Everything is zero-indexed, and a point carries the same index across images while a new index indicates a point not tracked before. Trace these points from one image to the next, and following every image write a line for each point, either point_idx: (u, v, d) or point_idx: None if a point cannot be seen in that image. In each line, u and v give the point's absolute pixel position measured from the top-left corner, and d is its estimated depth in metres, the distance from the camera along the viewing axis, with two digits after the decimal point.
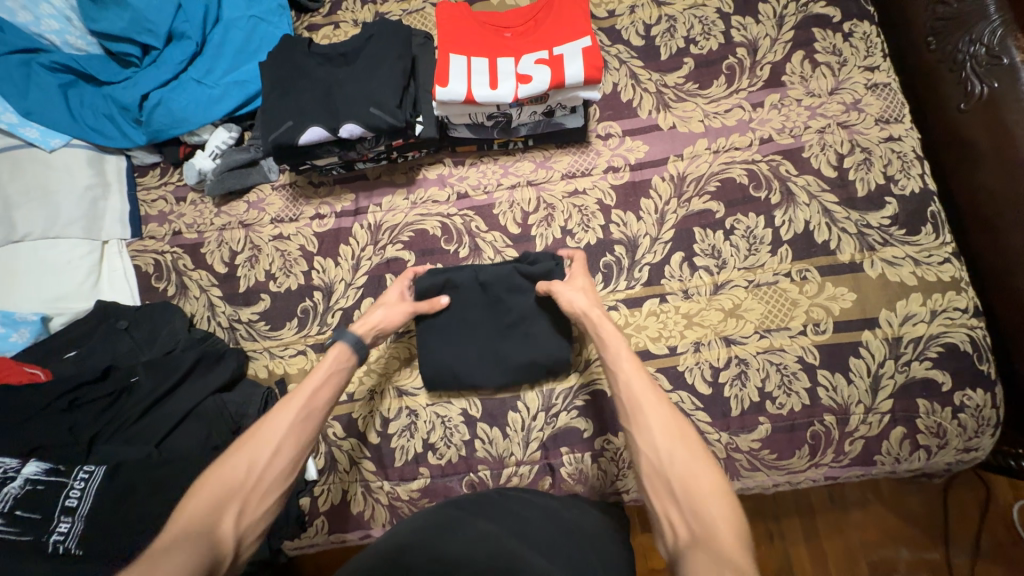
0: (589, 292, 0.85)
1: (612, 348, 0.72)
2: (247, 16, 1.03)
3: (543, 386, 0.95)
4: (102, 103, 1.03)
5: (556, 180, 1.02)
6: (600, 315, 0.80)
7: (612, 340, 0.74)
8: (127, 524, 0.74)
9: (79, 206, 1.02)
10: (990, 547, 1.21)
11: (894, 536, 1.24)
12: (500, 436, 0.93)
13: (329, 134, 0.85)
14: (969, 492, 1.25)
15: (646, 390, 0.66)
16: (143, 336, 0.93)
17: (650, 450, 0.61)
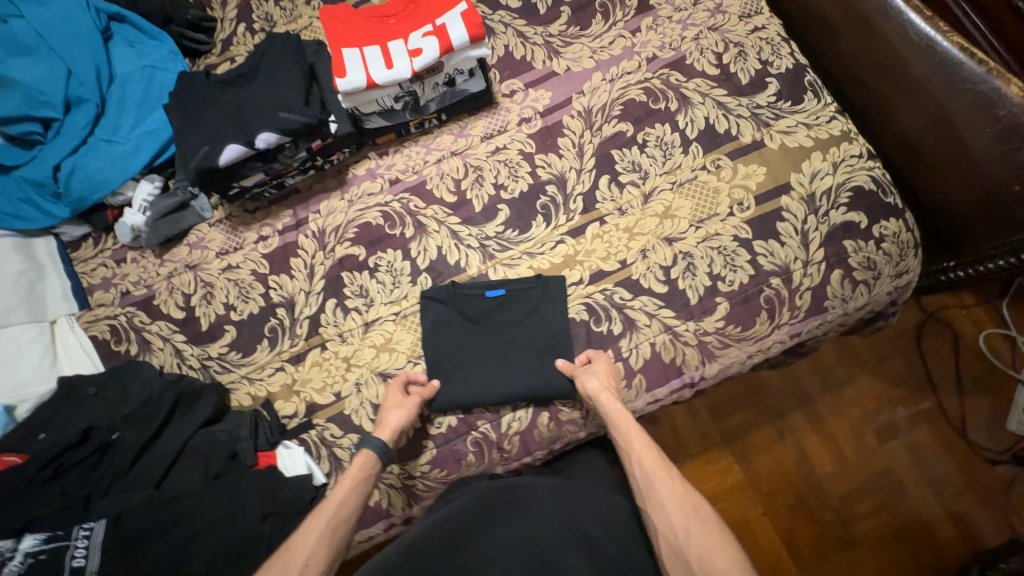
0: (606, 377, 0.90)
1: (619, 420, 0.85)
2: (140, 67, 1.05)
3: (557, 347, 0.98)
4: (16, 187, 1.03)
5: (477, 144, 1.08)
6: (611, 397, 0.87)
7: (624, 418, 0.86)
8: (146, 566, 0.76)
9: (17, 293, 1.01)
10: (970, 382, 1.32)
11: (887, 399, 1.33)
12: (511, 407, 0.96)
13: (247, 148, 0.87)
14: (938, 339, 1.35)
15: (666, 485, 0.77)
16: (115, 395, 0.92)
17: (668, 529, 0.73)
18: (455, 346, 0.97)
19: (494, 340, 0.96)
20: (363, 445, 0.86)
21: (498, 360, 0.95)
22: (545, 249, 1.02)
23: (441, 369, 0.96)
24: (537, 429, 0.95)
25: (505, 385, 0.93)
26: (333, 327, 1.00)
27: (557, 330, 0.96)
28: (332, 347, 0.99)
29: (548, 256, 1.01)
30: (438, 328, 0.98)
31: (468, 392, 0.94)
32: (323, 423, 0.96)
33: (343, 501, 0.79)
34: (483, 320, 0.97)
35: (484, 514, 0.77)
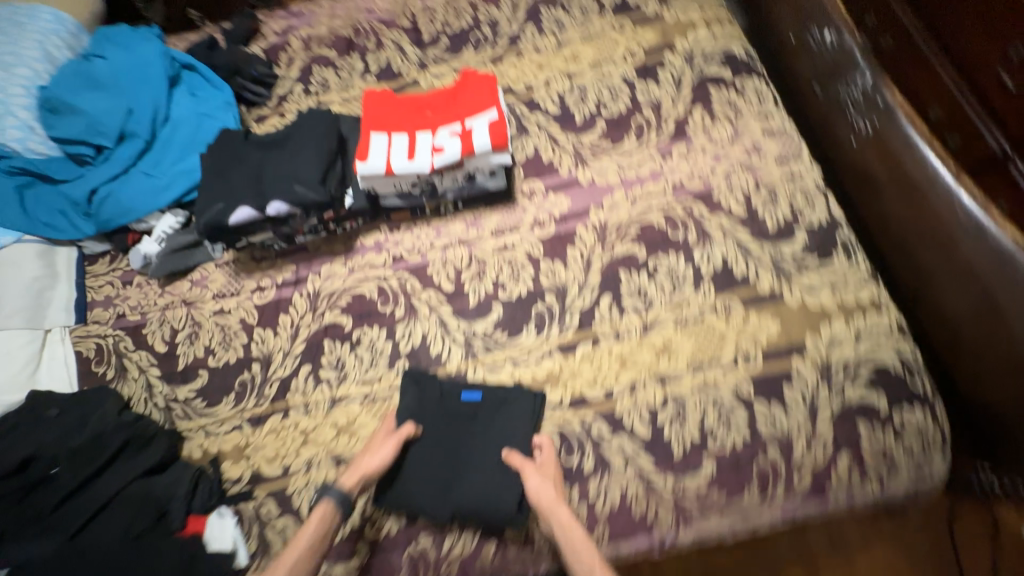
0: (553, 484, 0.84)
1: (568, 529, 0.78)
2: (194, 113, 1.13)
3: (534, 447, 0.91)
4: (56, 200, 1.10)
5: (486, 237, 1.07)
6: (557, 503, 0.81)
7: (568, 524, 0.78)
8: None
9: (24, 298, 1.05)
10: None
11: None
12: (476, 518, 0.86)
13: (258, 213, 0.91)
14: None
15: None
16: (71, 423, 0.90)
17: None
18: (422, 470, 0.89)
19: (450, 444, 0.90)
20: (323, 495, 0.83)
21: (455, 465, 0.89)
22: (531, 359, 0.97)
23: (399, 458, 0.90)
24: (480, 560, 0.86)
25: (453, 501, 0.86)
26: (300, 395, 0.97)
27: (507, 439, 0.89)
28: (294, 416, 0.96)
29: (532, 368, 0.96)
30: (416, 413, 0.92)
31: (415, 501, 0.87)
32: (262, 497, 0.91)
33: (296, 559, 0.77)
34: (440, 427, 0.91)
35: None
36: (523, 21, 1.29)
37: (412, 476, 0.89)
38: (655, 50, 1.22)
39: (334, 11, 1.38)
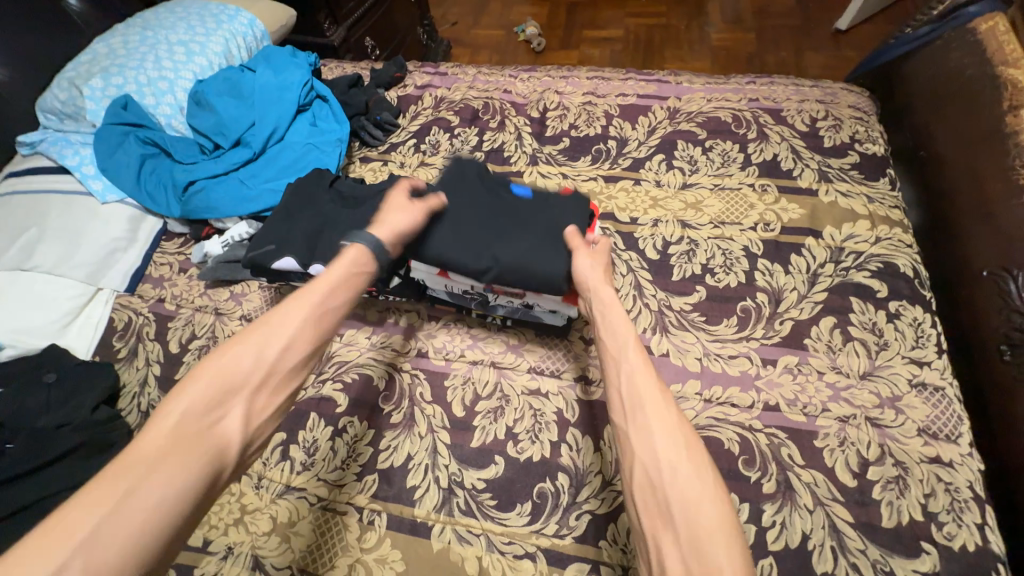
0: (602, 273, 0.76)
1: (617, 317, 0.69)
2: (306, 141, 1.16)
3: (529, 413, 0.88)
4: (163, 177, 1.17)
5: (521, 370, 0.93)
6: (608, 299, 0.72)
7: (628, 346, 0.64)
8: None
9: (96, 253, 1.11)
10: None
11: None
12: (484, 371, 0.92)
13: (299, 267, 0.86)
14: None
15: (647, 385, 0.60)
16: (58, 396, 0.91)
17: (645, 447, 0.56)
18: (462, 211, 0.84)
19: (494, 195, 0.87)
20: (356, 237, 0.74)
21: (501, 204, 0.86)
22: (508, 549, 0.77)
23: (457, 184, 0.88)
24: None
25: (510, 245, 0.81)
26: (259, 464, 0.89)
27: (572, 214, 0.85)
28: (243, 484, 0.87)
29: (506, 561, 0.76)
30: (458, 165, 0.92)
31: (457, 234, 0.83)
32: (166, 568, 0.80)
33: (323, 287, 0.68)
34: (495, 189, 0.89)
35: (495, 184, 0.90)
36: (653, 149, 1.18)
37: (455, 222, 0.84)
38: (795, 229, 1.02)
39: (475, 82, 1.40)
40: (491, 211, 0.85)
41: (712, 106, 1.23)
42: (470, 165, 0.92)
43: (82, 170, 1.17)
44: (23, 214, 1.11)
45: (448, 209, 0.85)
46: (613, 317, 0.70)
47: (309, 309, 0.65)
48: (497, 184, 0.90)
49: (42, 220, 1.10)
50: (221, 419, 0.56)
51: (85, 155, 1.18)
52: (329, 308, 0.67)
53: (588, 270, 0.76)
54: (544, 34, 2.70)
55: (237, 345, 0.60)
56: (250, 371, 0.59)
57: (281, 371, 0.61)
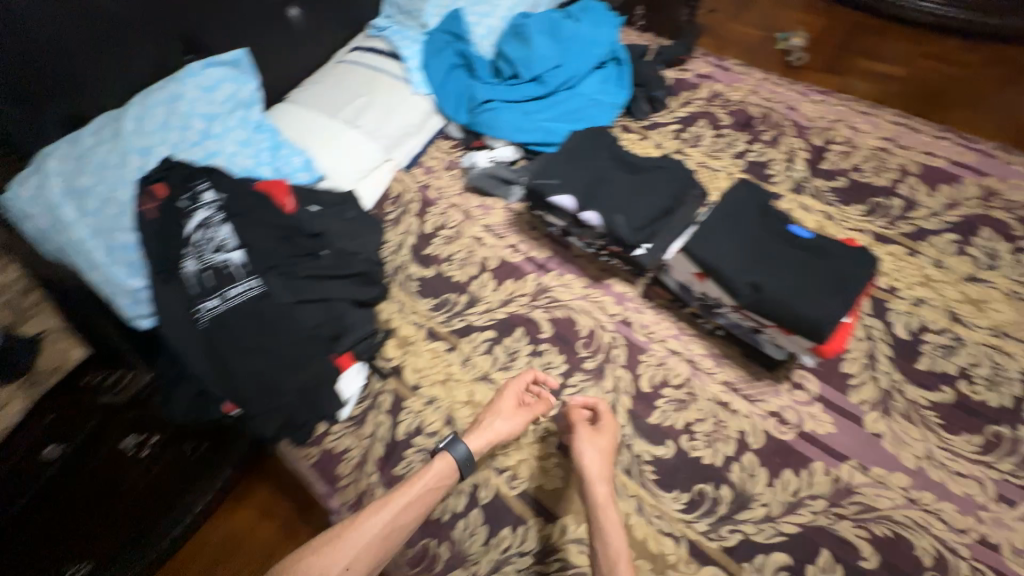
0: (604, 456, 0.84)
1: (605, 510, 0.79)
2: (591, 97, 1.26)
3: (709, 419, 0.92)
4: (464, 88, 1.38)
5: (716, 379, 0.96)
6: (606, 494, 0.81)
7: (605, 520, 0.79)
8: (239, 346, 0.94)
9: (396, 131, 1.36)
10: None
11: None
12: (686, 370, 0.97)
13: (574, 208, 0.96)
14: None
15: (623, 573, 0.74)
16: (352, 230, 1.15)
17: None
18: (732, 230, 0.89)
19: (766, 229, 0.90)
20: (449, 447, 0.86)
21: (773, 240, 0.88)
22: (656, 522, 0.84)
23: (734, 208, 0.93)
24: None
25: (772, 276, 0.83)
26: (470, 347, 1.05)
27: (850, 275, 0.82)
28: (453, 356, 1.05)
29: (651, 530, 0.83)
30: (741, 194, 0.97)
31: (721, 245, 0.87)
32: (388, 387, 1.03)
33: (404, 507, 0.80)
34: (770, 224, 0.91)
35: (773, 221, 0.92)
36: (946, 225, 1.05)
37: (723, 236, 0.89)
38: None
39: (758, 88, 1.35)
40: (760, 240, 0.88)
41: None
42: (752, 196, 0.96)
43: (408, 62, 1.41)
44: (361, 83, 1.39)
45: (719, 223, 0.90)
46: (607, 515, 0.79)
47: (399, 513, 0.80)
48: (774, 220, 0.92)
49: (371, 92, 1.37)
50: None
51: (414, 49, 1.43)
52: (428, 496, 0.83)
53: (591, 473, 0.83)
54: (810, 46, 2.28)
55: (328, 552, 0.75)
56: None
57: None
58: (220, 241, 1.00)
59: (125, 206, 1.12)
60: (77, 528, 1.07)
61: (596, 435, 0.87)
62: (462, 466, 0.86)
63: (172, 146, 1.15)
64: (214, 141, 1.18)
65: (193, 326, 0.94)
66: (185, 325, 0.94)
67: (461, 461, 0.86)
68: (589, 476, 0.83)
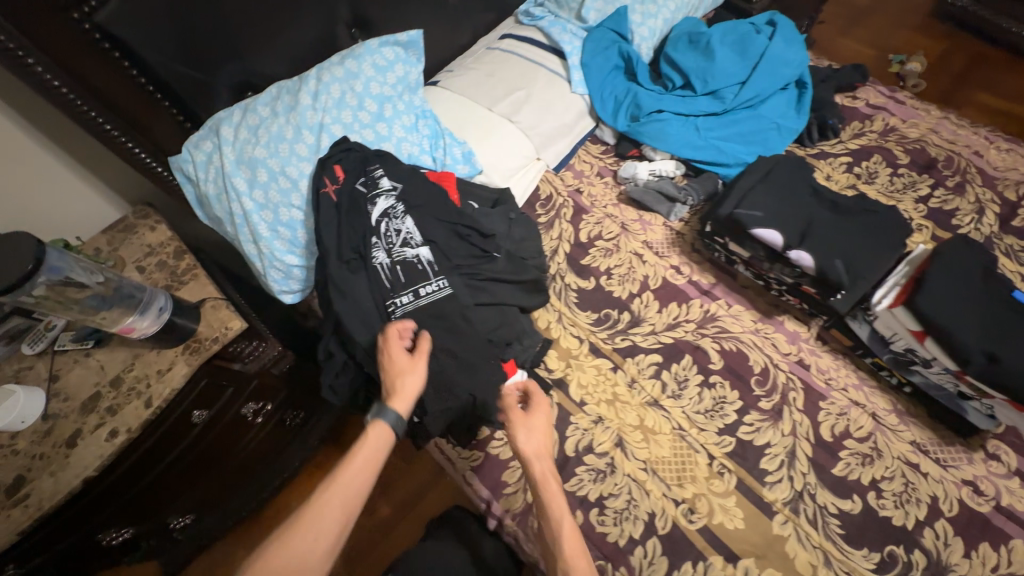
0: (541, 432, 0.85)
1: (548, 489, 0.79)
2: (769, 121, 1.21)
3: (899, 479, 0.89)
4: (624, 92, 1.32)
5: (904, 438, 0.92)
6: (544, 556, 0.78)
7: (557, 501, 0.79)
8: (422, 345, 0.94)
9: (552, 129, 1.31)
10: None
11: None
12: (870, 422, 0.94)
13: (781, 246, 0.93)
14: None
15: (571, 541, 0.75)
16: (517, 234, 1.12)
17: None
18: (957, 292, 0.86)
19: (992, 292, 0.87)
20: (380, 414, 0.82)
21: (1002, 308, 0.85)
22: None
23: (956, 265, 0.89)
24: None
25: (1006, 350, 0.81)
26: (635, 368, 1.03)
27: None
28: (619, 376, 1.03)
29: None
30: (959, 249, 0.91)
31: (948, 311, 0.85)
32: (552, 399, 1.02)
33: (353, 474, 0.76)
34: (994, 287, 0.87)
35: (994, 282, 0.88)
36: None
37: (948, 298, 0.86)
38: None
39: (937, 127, 1.28)
40: (987, 306, 0.85)
41: None
42: (969, 253, 0.91)
43: (570, 58, 1.36)
44: (518, 76, 1.34)
45: (943, 283, 0.87)
46: (546, 491, 0.79)
47: (345, 486, 0.74)
48: (997, 282, 0.88)
49: (529, 86, 1.33)
50: None
51: (575, 45, 1.37)
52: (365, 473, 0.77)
53: (532, 448, 0.82)
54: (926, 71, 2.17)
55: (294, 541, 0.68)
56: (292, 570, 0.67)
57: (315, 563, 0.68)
58: (409, 235, 0.99)
59: (295, 183, 1.09)
60: (164, 506, 1.27)
61: (529, 414, 0.87)
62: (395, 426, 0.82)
63: (345, 126, 1.12)
64: (384, 126, 1.15)
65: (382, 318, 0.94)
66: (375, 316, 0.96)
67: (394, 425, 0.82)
68: (527, 454, 0.82)
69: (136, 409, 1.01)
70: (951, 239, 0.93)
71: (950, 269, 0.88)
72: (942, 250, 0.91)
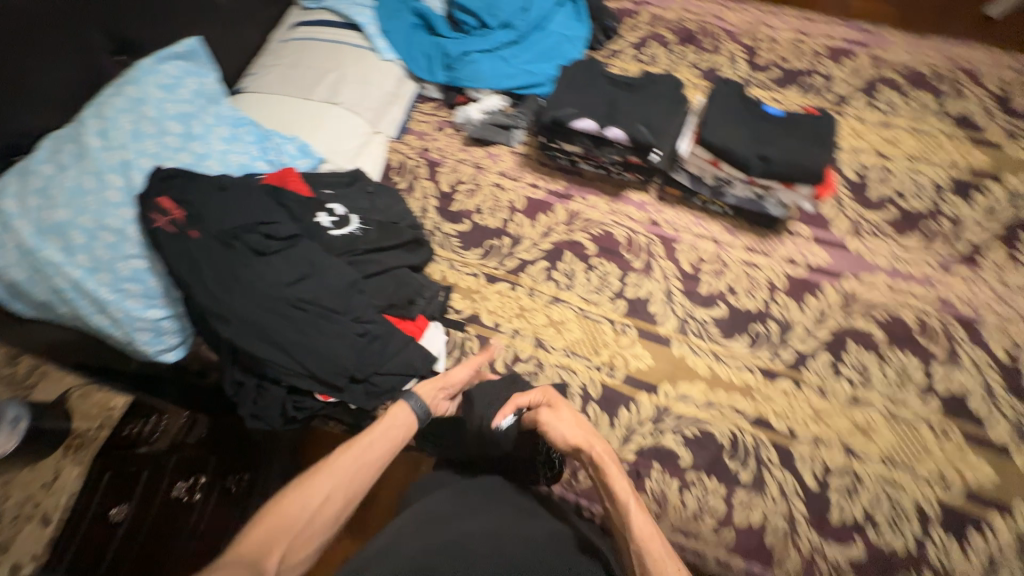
0: (581, 425, 0.90)
1: (610, 470, 0.84)
2: (560, 34, 1.38)
3: (743, 279, 1.12)
4: (431, 46, 1.39)
5: (738, 247, 1.16)
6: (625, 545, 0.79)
7: (617, 481, 0.83)
8: (325, 332, 0.94)
9: (378, 102, 1.34)
10: None
11: None
12: (711, 245, 1.16)
13: (597, 128, 1.09)
14: None
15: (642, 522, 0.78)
16: (380, 204, 1.15)
17: None
18: (729, 118, 1.08)
19: (752, 111, 1.10)
20: (404, 396, 0.89)
21: (761, 120, 1.09)
22: (732, 362, 1.03)
23: (723, 101, 1.11)
24: None
25: (770, 146, 1.04)
26: (530, 280, 1.14)
27: (823, 133, 1.05)
28: (519, 291, 1.13)
29: (731, 369, 1.03)
30: (722, 89, 1.14)
31: (727, 133, 1.06)
32: (471, 334, 1.09)
33: (375, 441, 0.82)
34: (752, 107, 1.11)
35: (752, 104, 1.12)
36: (857, 89, 1.34)
37: (726, 125, 1.07)
38: (980, 173, 1.20)
39: (688, 6, 1.54)
40: (751, 122, 1.08)
41: (913, 61, 1.38)
42: (730, 89, 1.14)
43: (368, 28, 1.39)
44: (325, 60, 1.35)
45: (719, 116, 1.09)
46: (614, 476, 0.83)
47: (372, 442, 0.82)
48: (754, 104, 1.12)
49: (340, 66, 1.34)
50: (266, 558, 0.67)
51: (368, 16, 1.41)
52: (399, 429, 0.85)
53: (571, 437, 0.88)
54: None
55: (303, 490, 0.74)
56: (303, 515, 0.72)
57: (332, 507, 0.74)
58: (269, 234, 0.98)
59: (121, 231, 0.98)
60: None
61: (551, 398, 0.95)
62: (416, 408, 0.89)
63: (154, 156, 1.03)
64: (199, 143, 1.08)
65: (273, 322, 0.91)
66: (264, 321, 0.91)
67: (415, 408, 0.89)
68: (576, 443, 0.87)
69: (32, 531, 0.92)
70: (717, 85, 1.16)
71: (721, 106, 1.10)
72: (713, 95, 1.13)
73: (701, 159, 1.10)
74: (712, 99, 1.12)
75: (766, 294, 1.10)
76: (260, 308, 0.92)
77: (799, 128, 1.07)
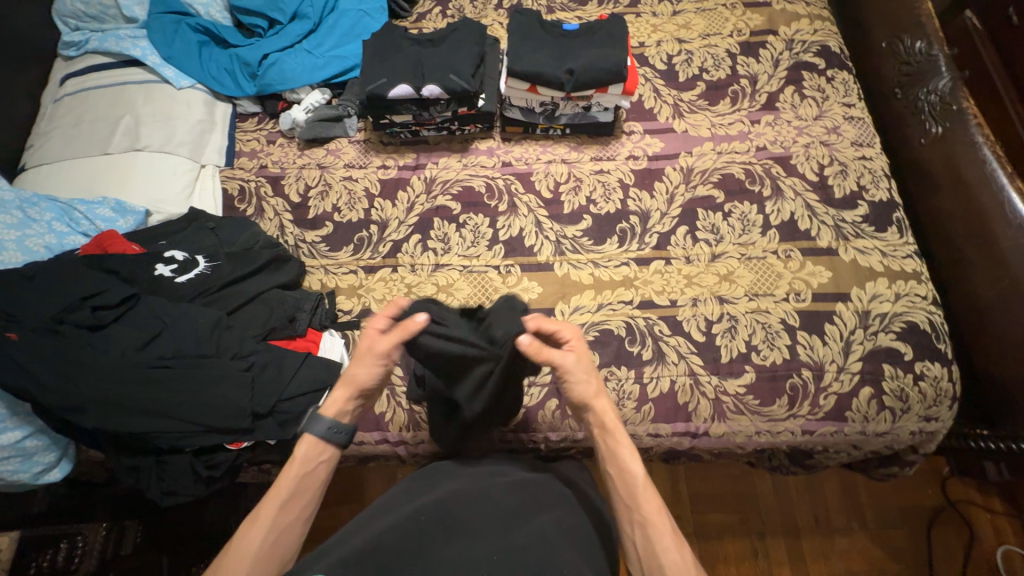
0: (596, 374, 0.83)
1: (612, 434, 0.79)
2: (356, 10, 1.36)
3: (600, 188, 1.20)
4: (226, 60, 1.30)
5: (586, 161, 1.23)
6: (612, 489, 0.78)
7: (616, 430, 0.79)
8: (203, 380, 0.89)
9: (190, 133, 1.22)
10: None
11: (879, 567, 1.29)
12: (562, 168, 1.23)
13: (414, 91, 1.11)
14: (952, 533, 1.30)
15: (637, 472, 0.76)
16: (227, 236, 1.08)
17: (642, 533, 0.72)
18: (530, 45, 1.13)
19: (550, 34, 1.16)
20: (309, 425, 0.76)
21: (559, 40, 1.16)
22: (609, 263, 1.12)
23: (521, 31, 1.16)
24: (543, 411, 1.01)
25: (572, 60, 1.11)
26: (409, 257, 1.15)
27: (615, 35, 1.14)
28: (401, 271, 1.13)
29: (610, 269, 1.11)
30: (517, 18, 1.19)
31: (532, 59, 1.11)
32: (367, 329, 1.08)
33: (287, 504, 0.71)
34: (548, 30, 1.17)
35: (548, 27, 1.17)
36: None
37: (530, 51, 1.12)
38: (760, 31, 1.36)
39: None
40: (551, 43, 1.14)
41: None
42: (524, 16, 1.19)
43: (148, 60, 1.26)
44: (112, 106, 1.22)
45: (523, 45, 1.13)
46: (617, 456, 0.77)
47: (285, 505, 0.71)
48: (550, 25, 1.17)
49: (131, 110, 1.21)
50: None
51: (143, 47, 1.27)
52: (309, 484, 0.73)
53: (579, 390, 0.80)
54: None
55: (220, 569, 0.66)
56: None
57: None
58: (103, 306, 0.90)
59: None
60: None
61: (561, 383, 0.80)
62: (331, 438, 0.75)
63: None
64: None
65: (140, 391, 0.85)
66: (127, 394, 0.85)
67: (326, 436, 0.75)
68: (587, 396, 0.80)
69: None
70: (512, 15, 1.20)
71: (522, 36, 1.15)
72: (511, 26, 1.17)
73: (520, 90, 1.14)
74: (511, 31, 1.15)
75: (621, 194, 1.18)
76: (118, 383, 0.85)
77: (594, 37, 1.15)
